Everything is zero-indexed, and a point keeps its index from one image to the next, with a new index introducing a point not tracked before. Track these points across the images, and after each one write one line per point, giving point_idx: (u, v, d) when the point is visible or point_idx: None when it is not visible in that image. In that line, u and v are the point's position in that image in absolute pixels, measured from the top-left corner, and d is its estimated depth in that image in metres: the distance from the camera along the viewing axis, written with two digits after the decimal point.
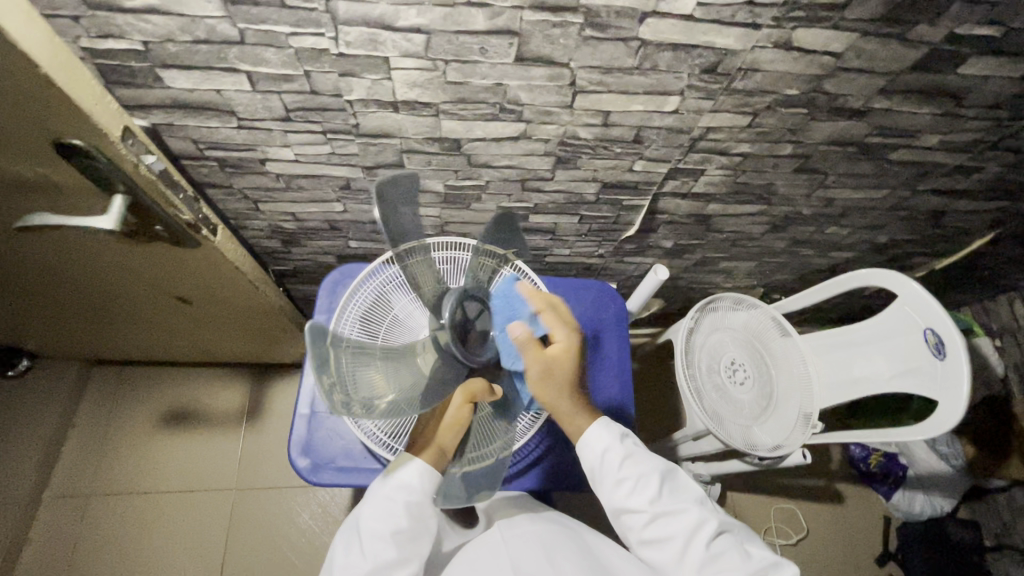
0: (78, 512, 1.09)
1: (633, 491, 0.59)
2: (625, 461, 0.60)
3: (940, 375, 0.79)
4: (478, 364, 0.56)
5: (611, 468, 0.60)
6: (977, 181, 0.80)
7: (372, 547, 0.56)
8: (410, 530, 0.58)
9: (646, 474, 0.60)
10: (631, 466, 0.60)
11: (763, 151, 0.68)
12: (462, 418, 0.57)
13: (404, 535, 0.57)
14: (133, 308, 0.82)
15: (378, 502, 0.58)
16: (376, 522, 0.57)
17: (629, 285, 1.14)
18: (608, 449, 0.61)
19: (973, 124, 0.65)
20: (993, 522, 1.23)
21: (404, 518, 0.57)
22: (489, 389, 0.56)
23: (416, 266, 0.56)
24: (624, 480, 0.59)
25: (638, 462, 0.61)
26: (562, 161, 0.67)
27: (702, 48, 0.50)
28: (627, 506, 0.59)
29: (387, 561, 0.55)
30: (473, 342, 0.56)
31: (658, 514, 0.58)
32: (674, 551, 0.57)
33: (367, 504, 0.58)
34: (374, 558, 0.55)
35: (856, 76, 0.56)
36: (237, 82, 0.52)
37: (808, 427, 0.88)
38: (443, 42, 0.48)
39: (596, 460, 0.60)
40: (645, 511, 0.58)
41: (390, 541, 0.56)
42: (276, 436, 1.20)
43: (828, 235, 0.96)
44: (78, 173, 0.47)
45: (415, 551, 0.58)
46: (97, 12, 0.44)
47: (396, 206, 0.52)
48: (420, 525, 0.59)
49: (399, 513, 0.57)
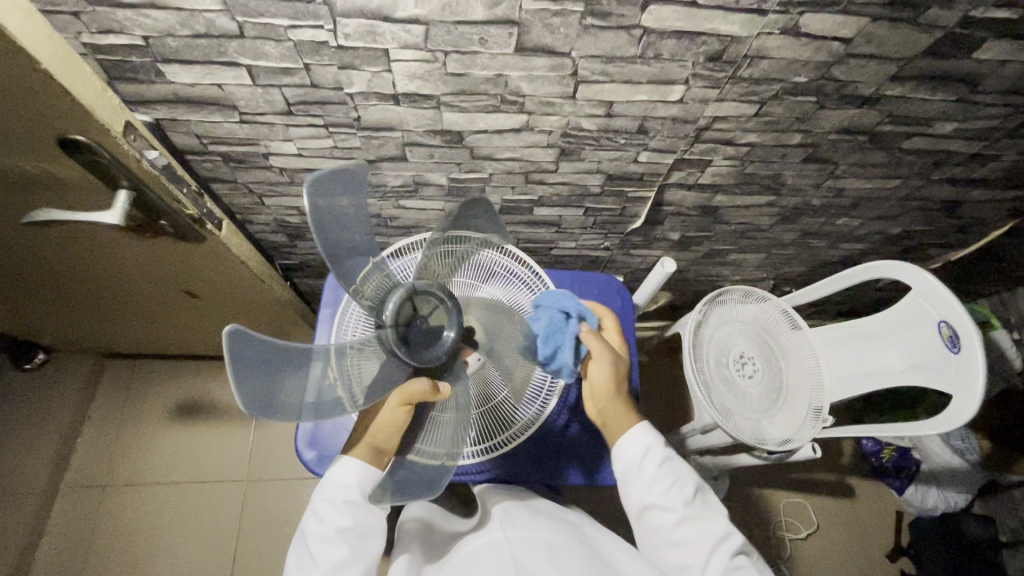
0: (93, 502, 1.12)
1: (667, 491, 0.60)
2: (664, 463, 0.61)
3: (955, 369, 0.77)
4: (422, 364, 0.51)
5: (652, 466, 0.61)
6: (994, 170, 0.78)
7: (320, 550, 0.55)
8: (358, 526, 0.57)
9: (683, 478, 0.61)
10: (669, 469, 0.61)
11: (771, 141, 0.67)
12: (399, 419, 0.55)
13: (352, 533, 0.56)
14: (143, 302, 0.83)
15: (318, 507, 0.57)
16: (322, 526, 0.56)
17: (636, 277, 1.13)
18: (649, 449, 0.62)
19: (990, 110, 0.63)
20: (1010, 518, 1.20)
21: (347, 516, 0.57)
22: (433, 389, 0.52)
23: (363, 281, 0.52)
24: (662, 479, 0.60)
25: (676, 467, 0.62)
26: (565, 153, 0.67)
27: (706, 35, 0.49)
28: (660, 505, 0.59)
29: (338, 560, 0.55)
30: (419, 341, 0.52)
31: (688, 518, 0.59)
32: (699, 555, 0.57)
33: (309, 513, 0.58)
34: (324, 561, 0.54)
35: (867, 63, 0.54)
36: (238, 76, 0.52)
37: (819, 421, 0.87)
38: (442, 33, 0.47)
39: (638, 453, 0.61)
40: (677, 511, 0.59)
41: (338, 540, 0.56)
42: (286, 428, 1.21)
43: (839, 226, 0.94)
44: (84, 169, 0.48)
45: (368, 549, 0.57)
46: (98, 8, 0.44)
47: (337, 211, 0.48)
48: (368, 521, 0.58)
49: (341, 511, 0.57)
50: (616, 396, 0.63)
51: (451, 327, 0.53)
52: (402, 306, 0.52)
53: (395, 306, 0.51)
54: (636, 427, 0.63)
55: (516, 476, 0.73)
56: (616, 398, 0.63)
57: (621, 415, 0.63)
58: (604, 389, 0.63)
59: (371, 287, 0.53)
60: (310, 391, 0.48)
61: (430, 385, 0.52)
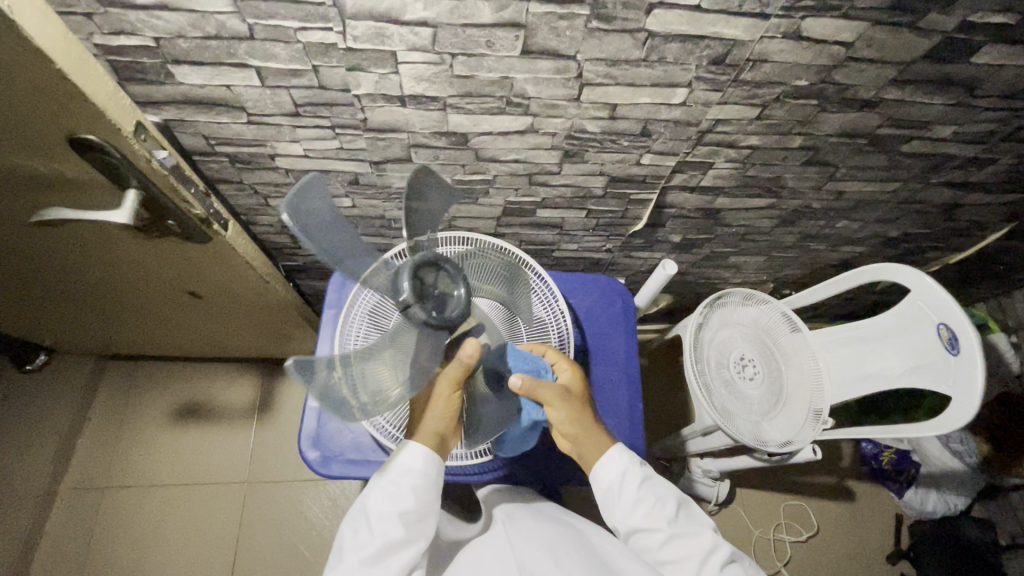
0: (93, 504, 1.11)
1: (650, 511, 0.62)
2: (643, 483, 0.63)
3: (953, 371, 0.78)
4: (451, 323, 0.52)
5: (632, 489, 0.62)
6: (991, 174, 0.79)
7: (380, 527, 0.57)
8: (418, 511, 0.59)
9: (665, 496, 0.63)
10: (648, 489, 0.63)
11: (772, 144, 0.68)
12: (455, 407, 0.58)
13: (412, 517, 0.58)
14: (147, 303, 0.83)
15: (383, 485, 0.59)
16: (385, 504, 0.58)
17: (636, 280, 1.14)
18: (627, 472, 0.63)
19: (988, 114, 0.64)
20: (1009, 522, 1.20)
21: (411, 499, 0.58)
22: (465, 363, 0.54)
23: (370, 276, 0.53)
24: (642, 501, 0.62)
25: (655, 485, 0.64)
26: (569, 155, 0.67)
27: (709, 39, 0.50)
28: (644, 527, 0.62)
29: (395, 539, 0.57)
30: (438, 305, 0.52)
31: (674, 535, 0.61)
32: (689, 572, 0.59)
33: (373, 486, 0.59)
34: (382, 536, 0.57)
35: (868, 67, 0.55)
36: (246, 77, 0.53)
37: (819, 423, 0.88)
38: (449, 36, 0.48)
39: (616, 480, 0.62)
40: (662, 531, 0.61)
41: (398, 521, 0.57)
42: (287, 430, 1.21)
43: (839, 229, 0.95)
44: (95, 169, 0.49)
45: (422, 533, 0.59)
46: (111, 9, 0.45)
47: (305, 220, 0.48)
48: (426, 508, 0.59)
49: (406, 494, 0.58)
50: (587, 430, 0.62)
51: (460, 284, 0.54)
52: (430, 265, 0.52)
53: (426, 260, 0.52)
54: (612, 450, 0.64)
55: (518, 478, 0.73)
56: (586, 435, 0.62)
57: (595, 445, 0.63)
58: (570, 430, 0.62)
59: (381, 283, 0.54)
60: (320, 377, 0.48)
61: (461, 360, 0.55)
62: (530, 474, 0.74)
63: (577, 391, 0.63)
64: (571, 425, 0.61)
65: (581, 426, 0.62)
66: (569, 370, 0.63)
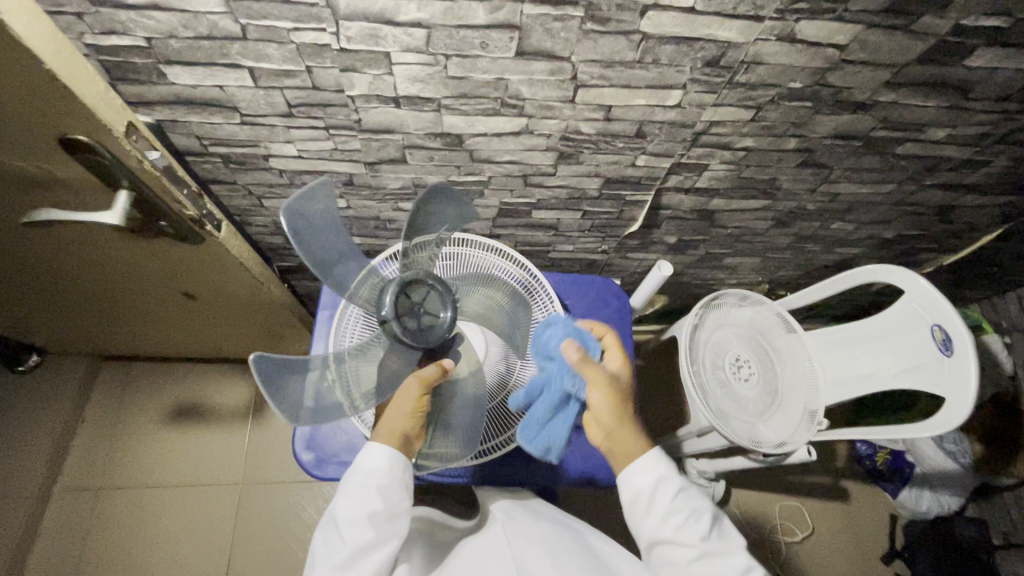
0: (85, 506, 1.10)
1: (683, 525, 0.58)
2: (678, 494, 0.59)
3: (947, 372, 0.78)
4: (427, 345, 0.56)
5: (665, 497, 0.59)
6: (985, 176, 0.79)
7: (348, 532, 0.55)
8: (387, 510, 0.56)
9: (700, 511, 0.59)
10: (684, 501, 0.59)
11: (767, 146, 0.68)
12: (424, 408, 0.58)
13: (382, 517, 0.56)
14: (140, 303, 0.83)
15: (348, 490, 0.57)
16: (351, 508, 0.55)
17: (632, 280, 1.13)
18: (662, 479, 0.60)
19: (981, 116, 0.65)
20: (1001, 521, 1.21)
21: (378, 499, 0.56)
22: (443, 367, 0.57)
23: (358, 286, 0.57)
24: (677, 513, 0.58)
25: (691, 497, 0.60)
26: (564, 156, 0.67)
27: (704, 41, 0.50)
28: (676, 540, 0.57)
29: (366, 542, 0.54)
30: (418, 326, 0.56)
31: (707, 554, 0.57)
32: None
33: (339, 493, 0.57)
34: (352, 541, 0.54)
35: (862, 69, 0.55)
36: (239, 78, 0.52)
37: (814, 424, 0.88)
38: (443, 37, 0.48)
39: (650, 485, 0.59)
40: (695, 548, 0.57)
41: (367, 524, 0.55)
42: (282, 431, 1.21)
43: (833, 231, 0.95)
44: (84, 169, 0.48)
45: (394, 532, 0.57)
46: (102, 9, 0.44)
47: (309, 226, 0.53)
48: (395, 506, 0.57)
49: (372, 495, 0.56)
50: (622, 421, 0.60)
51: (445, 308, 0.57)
52: (422, 283, 0.57)
53: (419, 279, 0.57)
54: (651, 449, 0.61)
55: (512, 480, 0.73)
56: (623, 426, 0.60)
57: (628, 439, 0.60)
58: (611, 417, 0.60)
59: (369, 293, 0.57)
60: (313, 374, 0.53)
61: (440, 366, 0.57)
62: (526, 476, 0.74)
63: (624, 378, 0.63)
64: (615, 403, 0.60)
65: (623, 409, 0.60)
66: (619, 361, 0.65)
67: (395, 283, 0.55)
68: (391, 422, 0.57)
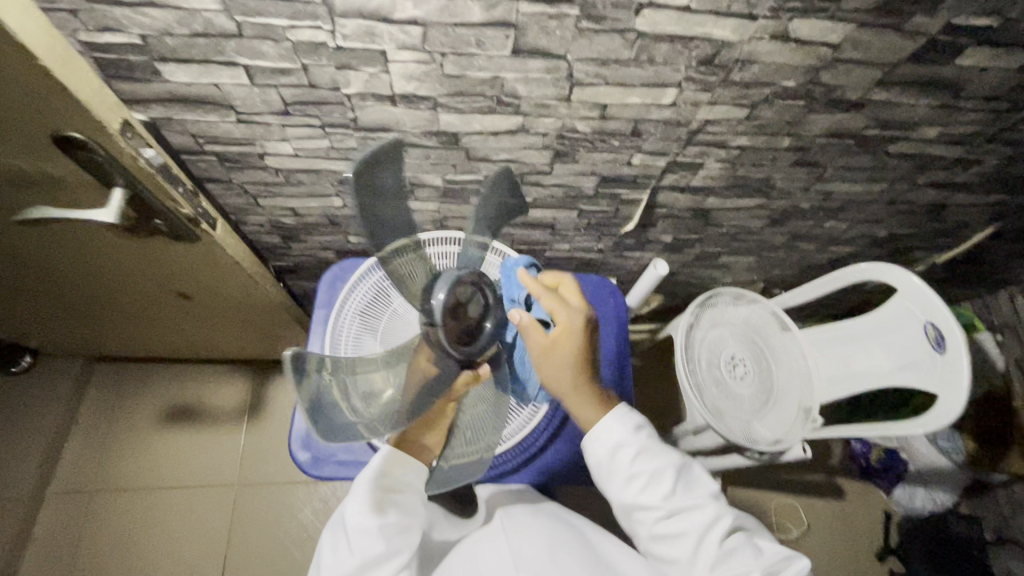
0: (79, 509, 1.10)
1: (646, 487, 0.58)
2: (638, 456, 0.59)
3: (940, 369, 0.79)
4: (470, 355, 0.56)
5: (624, 462, 0.59)
6: (976, 174, 0.80)
7: (358, 542, 0.54)
8: (399, 521, 0.57)
9: (661, 470, 0.59)
10: (644, 461, 0.59)
11: (760, 144, 0.68)
12: (445, 415, 0.60)
13: (393, 528, 0.56)
14: (135, 303, 0.82)
15: (362, 497, 0.57)
16: (364, 518, 0.55)
17: (628, 280, 1.14)
18: (620, 443, 0.59)
19: (972, 115, 0.65)
20: (995, 517, 1.22)
21: (392, 509, 0.56)
22: (477, 373, 0.57)
23: (401, 263, 0.54)
24: (637, 476, 0.58)
25: (653, 456, 0.59)
26: (560, 155, 0.67)
27: (698, 40, 0.50)
28: (640, 502, 0.58)
29: (376, 554, 0.54)
30: (466, 332, 0.56)
31: (672, 512, 0.57)
32: (688, 547, 0.56)
33: (351, 500, 0.57)
34: (361, 553, 0.54)
35: (854, 68, 0.56)
36: (235, 75, 0.52)
37: (809, 422, 0.89)
38: (439, 35, 0.48)
39: (608, 453, 0.59)
40: (659, 508, 0.57)
41: (378, 535, 0.55)
42: (277, 432, 1.20)
43: (827, 229, 0.95)
44: (78, 167, 0.48)
45: (404, 543, 0.57)
46: (96, 6, 0.44)
47: (378, 198, 0.49)
48: (407, 518, 0.58)
49: (386, 504, 0.56)
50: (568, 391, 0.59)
51: (490, 317, 0.58)
52: (471, 288, 0.57)
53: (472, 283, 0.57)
54: (615, 412, 0.61)
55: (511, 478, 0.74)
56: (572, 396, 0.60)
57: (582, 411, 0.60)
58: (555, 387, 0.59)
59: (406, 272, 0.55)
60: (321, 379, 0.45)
61: (471, 373, 0.57)
62: (525, 474, 0.74)
63: (579, 344, 0.58)
64: (555, 376, 0.58)
65: (572, 383, 0.58)
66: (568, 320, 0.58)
67: (448, 282, 0.56)
68: (415, 432, 0.60)
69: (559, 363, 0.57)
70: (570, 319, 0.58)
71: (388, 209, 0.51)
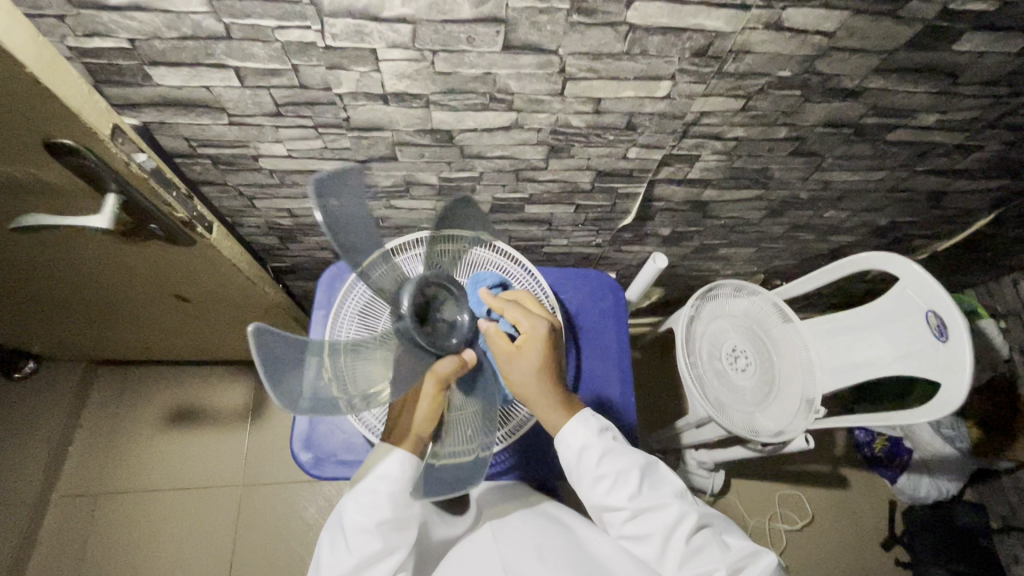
0: (86, 512, 1.10)
1: (612, 489, 0.58)
2: (603, 458, 0.59)
3: (943, 357, 0.78)
4: (448, 349, 0.56)
5: (589, 464, 0.59)
6: (976, 160, 0.79)
7: (357, 541, 0.55)
8: (396, 519, 0.58)
9: (626, 470, 0.58)
10: (610, 462, 0.59)
11: (757, 135, 0.67)
12: (439, 405, 0.56)
13: (389, 526, 0.57)
14: (134, 307, 0.83)
15: (360, 497, 0.57)
16: (362, 516, 0.56)
17: (628, 273, 1.13)
18: (585, 446, 0.59)
19: (971, 101, 0.64)
20: (999, 505, 1.22)
21: (389, 508, 0.57)
22: (462, 360, 0.56)
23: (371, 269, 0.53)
24: (603, 478, 0.58)
25: (618, 457, 0.59)
26: (555, 150, 0.67)
27: (691, 31, 0.50)
28: (608, 503, 0.58)
29: (373, 552, 0.55)
30: (439, 329, 0.56)
31: (639, 512, 0.57)
32: (656, 547, 0.57)
33: (349, 497, 0.58)
34: (358, 551, 0.55)
35: (850, 56, 0.55)
36: (226, 78, 0.52)
37: (811, 413, 0.86)
38: (429, 32, 0.48)
39: (574, 456, 0.59)
40: (626, 508, 0.58)
41: (375, 532, 0.56)
42: (280, 431, 1.21)
43: (827, 219, 0.95)
44: (71, 173, 0.48)
45: (401, 541, 0.58)
46: (82, 10, 0.44)
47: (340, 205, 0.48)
48: (403, 516, 0.58)
49: (384, 503, 0.57)
50: (534, 398, 0.60)
51: (462, 310, 0.58)
52: (438, 286, 0.58)
53: (438, 281, 0.58)
54: (578, 417, 0.60)
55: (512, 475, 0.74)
56: (535, 402, 0.60)
57: (546, 415, 0.60)
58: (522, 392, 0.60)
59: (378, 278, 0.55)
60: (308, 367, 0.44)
61: (458, 360, 0.55)
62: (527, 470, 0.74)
63: (542, 352, 0.59)
64: (520, 382, 0.59)
65: (536, 386, 0.59)
66: (529, 328, 0.60)
67: (413, 281, 0.56)
68: (405, 420, 0.57)
69: (519, 367, 0.59)
70: (532, 327, 0.60)
71: (349, 218, 0.49)
